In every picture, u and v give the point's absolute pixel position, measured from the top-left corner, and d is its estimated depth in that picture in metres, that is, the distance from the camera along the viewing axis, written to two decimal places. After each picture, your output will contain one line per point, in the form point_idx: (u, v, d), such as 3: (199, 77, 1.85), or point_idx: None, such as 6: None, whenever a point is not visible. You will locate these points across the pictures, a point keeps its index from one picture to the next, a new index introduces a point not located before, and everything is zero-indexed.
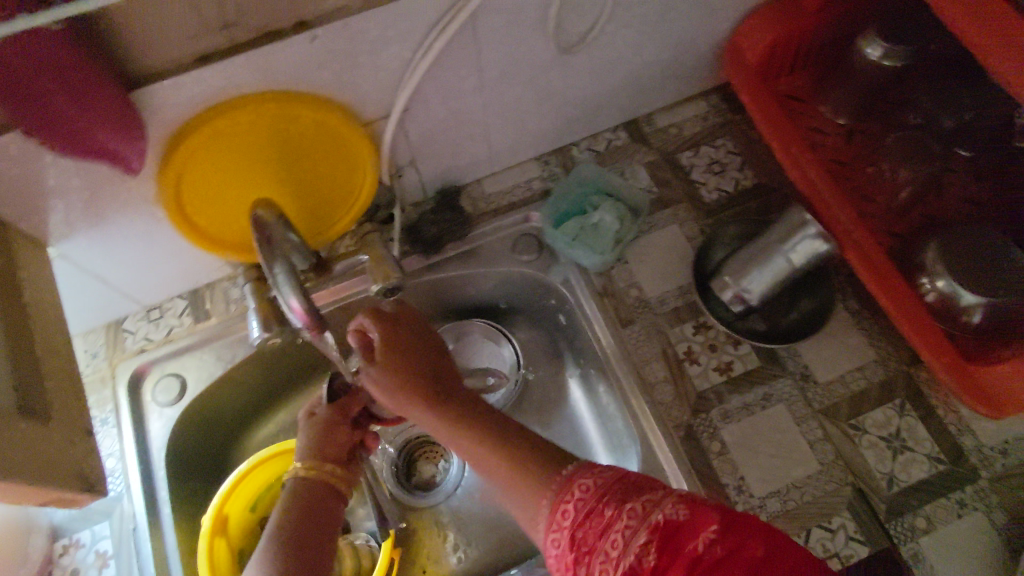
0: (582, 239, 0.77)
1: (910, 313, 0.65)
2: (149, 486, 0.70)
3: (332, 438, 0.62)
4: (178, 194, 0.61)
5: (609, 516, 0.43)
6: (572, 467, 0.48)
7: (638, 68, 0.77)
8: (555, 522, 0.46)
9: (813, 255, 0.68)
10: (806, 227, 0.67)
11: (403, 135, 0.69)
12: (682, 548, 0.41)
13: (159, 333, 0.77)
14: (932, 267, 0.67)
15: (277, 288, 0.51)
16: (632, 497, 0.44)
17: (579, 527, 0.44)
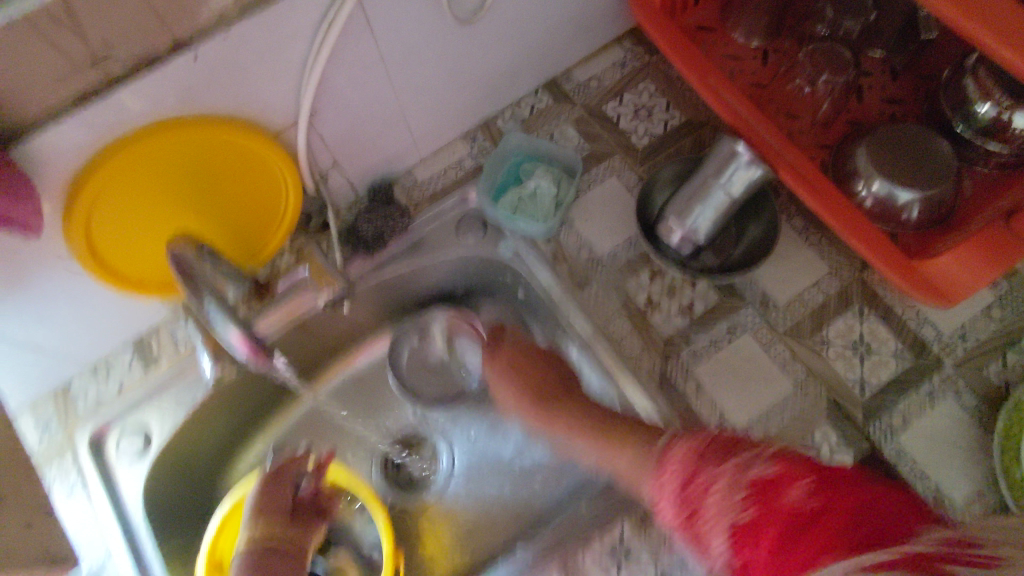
0: (521, 209, 0.76)
1: (853, 221, 0.65)
2: (134, 545, 0.67)
3: (270, 501, 0.60)
4: (92, 245, 0.58)
5: (709, 477, 0.47)
6: (666, 437, 0.52)
7: (545, 25, 0.75)
8: (661, 486, 0.50)
9: (750, 183, 0.68)
10: (737, 156, 0.68)
11: (319, 139, 0.67)
12: (777, 501, 0.44)
13: (111, 389, 0.73)
14: (865, 171, 0.68)
15: (214, 324, 0.51)
16: (730, 456, 0.47)
17: (683, 491, 0.48)
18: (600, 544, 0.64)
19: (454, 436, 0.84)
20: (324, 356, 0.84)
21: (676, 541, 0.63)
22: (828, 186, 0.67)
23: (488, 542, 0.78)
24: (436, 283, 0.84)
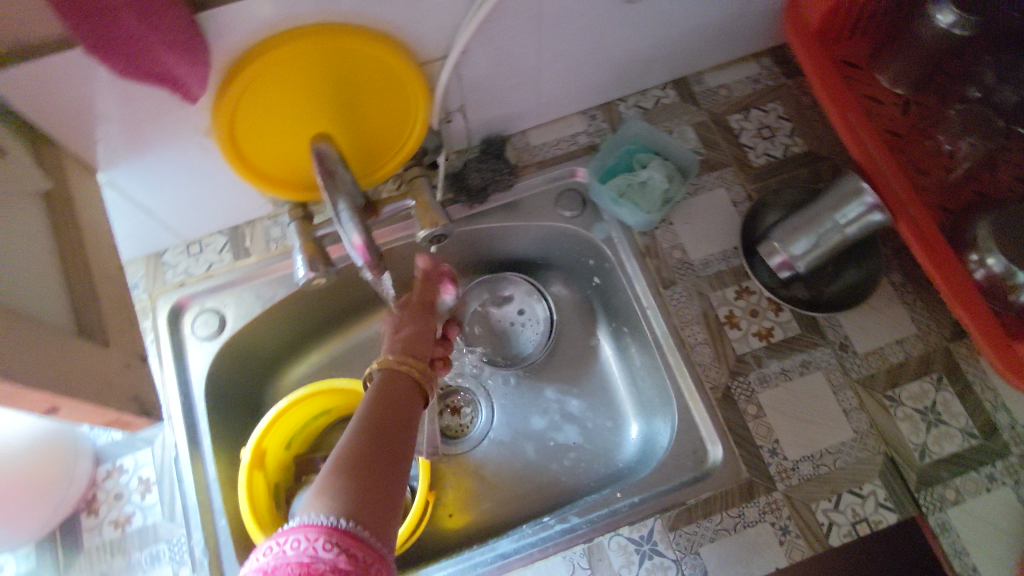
0: (629, 198, 0.75)
1: (960, 287, 0.65)
2: (190, 417, 0.71)
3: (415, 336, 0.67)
4: (233, 130, 0.60)
5: None
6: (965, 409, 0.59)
7: (696, 23, 0.75)
8: None
9: (867, 226, 0.66)
10: (861, 195, 0.66)
11: (456, 80, 0.68)
12: None
13: (199, 268, 0.76)
14: (983, 243, 0.66)
15: (340, 222, 0.50)
16: None
17: None
18: (628, 533, 0.66)
19: (498, 399, 0.86)
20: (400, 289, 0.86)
21: (702, 550, 0.64)
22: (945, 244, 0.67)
23: (510, 507, 0.79)
24: (518, 248, 0.86)
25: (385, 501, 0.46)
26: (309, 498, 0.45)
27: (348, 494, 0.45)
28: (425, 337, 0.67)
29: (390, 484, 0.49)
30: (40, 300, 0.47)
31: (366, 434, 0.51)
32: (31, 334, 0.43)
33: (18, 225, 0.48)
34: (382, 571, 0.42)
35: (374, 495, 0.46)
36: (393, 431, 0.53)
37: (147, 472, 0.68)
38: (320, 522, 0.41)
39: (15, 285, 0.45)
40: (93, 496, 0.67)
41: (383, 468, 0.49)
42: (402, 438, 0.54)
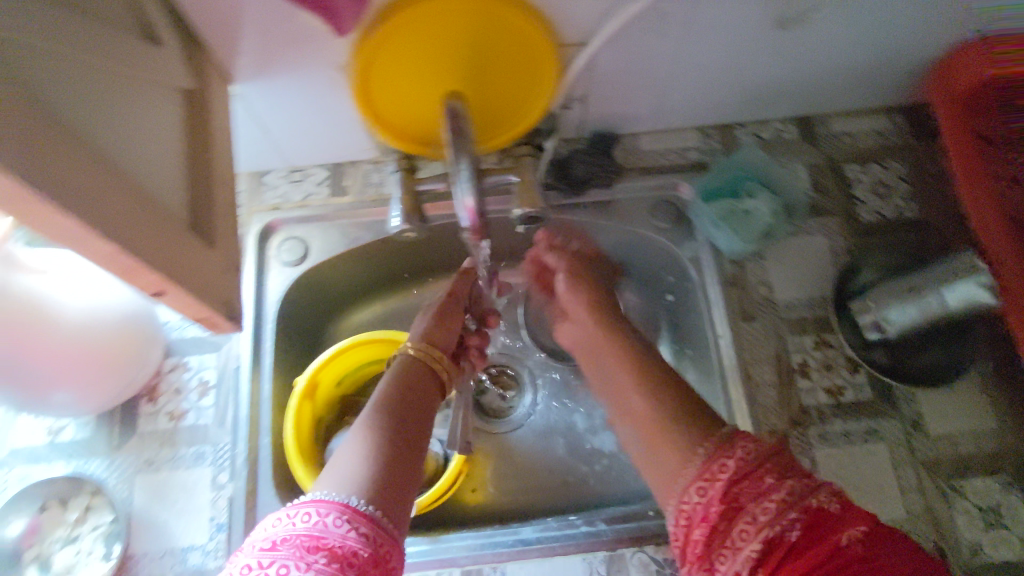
0: (731, 223, 0.74)
1: None
2: (258, 334, 0.73)
3: (444, 322, 0.72)
4: (366, 80, 0.61)
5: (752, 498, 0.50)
6: (727, 430, 0.55)
7: (839, 64, 0.73)
8: (708, 472, 0.53)
9: (972, 303, 0.62)
10: (977, 273, 0.61)
11: (587, 69, 0.68)
12: (826, 537, 0.47)
13: (296, 195, 0.79)
14: None
15: (456, 182, 0.50)
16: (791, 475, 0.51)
17: (734, 484, 0.51)
18: (651, 552, 0.65)
19: (545, 390, 0.85)
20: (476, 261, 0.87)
21: None
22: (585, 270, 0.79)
23: (534, 498, 0.79)
24: (599, 248, 0.85)
25: (400, 487, 0.51)
26: (325, 481, 0.49)
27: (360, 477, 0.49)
28: (450, 329, 0.72)
29: (404, 467, 0.53)
30: (167, 189, 0.49)
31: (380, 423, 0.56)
32: (156, 218, 0.45)
33: (161, 116, 0.51)
34: (393, 551, 0.46)
35: (387, 479, 0.50)
36: (409, 419, 0.58)
37: (208, 375, 0.71)
38: (334, 500, 0.46)
39: (149, 171, 0.47)
40: (155, 385, 0.71)
41: (396, 452, 0.53)
42: (416, 425, 0.58)
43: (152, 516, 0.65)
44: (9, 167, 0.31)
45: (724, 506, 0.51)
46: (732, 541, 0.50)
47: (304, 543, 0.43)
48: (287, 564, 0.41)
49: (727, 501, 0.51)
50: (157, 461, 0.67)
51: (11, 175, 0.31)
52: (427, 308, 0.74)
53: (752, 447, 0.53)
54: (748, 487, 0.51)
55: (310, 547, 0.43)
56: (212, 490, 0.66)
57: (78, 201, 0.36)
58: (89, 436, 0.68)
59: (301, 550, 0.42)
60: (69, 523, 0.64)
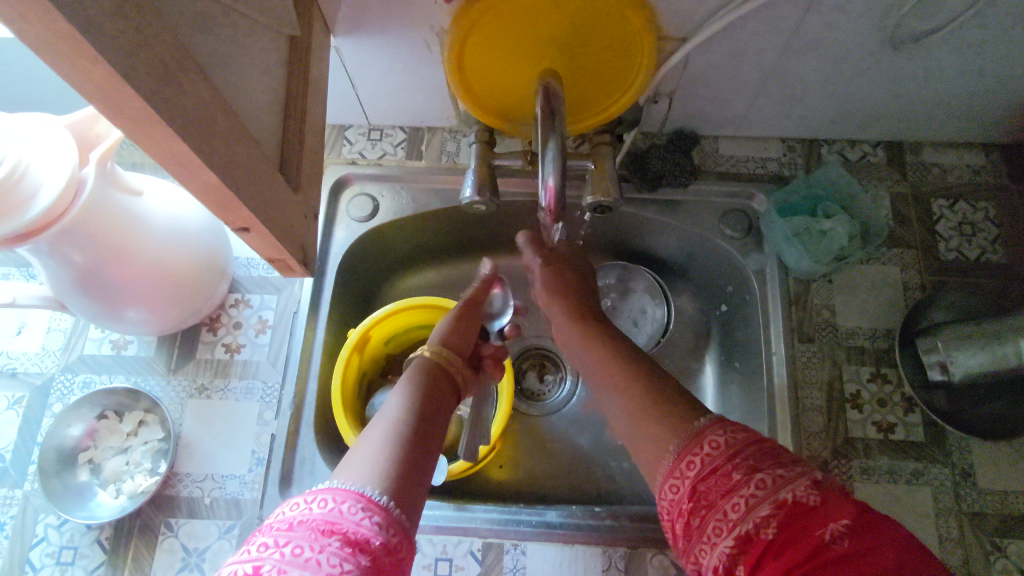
0: (804, 240, 0.71)
1: None
2: (319, 283, 0.75)
3: (458, 330, 0.70)
4: (461, 49, 0.61)
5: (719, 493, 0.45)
6: (706, 421, 0.49)
7: (943, 92, 0.70)
8: (678, 470, 0.48)
9: None
10: None
11: (682, 66, 0.67)
12: (808, 531, 0.41)
13: (373, 153, 0.80)
14: None
15: (542, 160, 0.50)
16: (764, 467, 0.45)
17: (702, 480, 0.46)
18: (672, 556, 0.65)
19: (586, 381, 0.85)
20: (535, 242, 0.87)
21: None
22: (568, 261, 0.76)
23: (559, 484, 0.79)
24: (661, 247, 0.84)
25: (415, 484, 0.48)
26: (341, 471, 0.48)
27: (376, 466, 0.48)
28: (464, 335, 0.70)
29: (421, 463, 0.51)
30: (264, 129, 0.50)
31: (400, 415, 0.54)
32: (254, 156, 0.46)
33: (268, 57, 0.52)
34: (405, 547, 0.44)
35: (402, 472, 0.48)
36: (427, 419, 0.55)
37: (268, 315, 0.74)
38: (350, 489, 0.45)
39: (251, 108, 0.48)
40: (217, 317, 0.73)
41: (417, 447, 0.52)
42: (436, 422, 0.56)
43: (198, 440, 0.68)
44: (136, 84, 0.32)
45: (698, 503, 0.46)
46: (709, 541, 0.44)
47: (318, 526, 0.41)
48: (302, 545, 0.40)
49: (698, 502, 0.46)
50: (210, 389, 0.70)
51: (139, 91, 0.32)
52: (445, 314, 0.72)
53: (721, 439, 0.47)
54: (717, 483, 0.45)
55: (324, 530, 0.41)
56: (257, 426, 0.69)
57: (191, 127, 0.37)
58: (151, 355, 0.71)
59: (316, 532, 0.41)
60: (124, 434, 0.68)
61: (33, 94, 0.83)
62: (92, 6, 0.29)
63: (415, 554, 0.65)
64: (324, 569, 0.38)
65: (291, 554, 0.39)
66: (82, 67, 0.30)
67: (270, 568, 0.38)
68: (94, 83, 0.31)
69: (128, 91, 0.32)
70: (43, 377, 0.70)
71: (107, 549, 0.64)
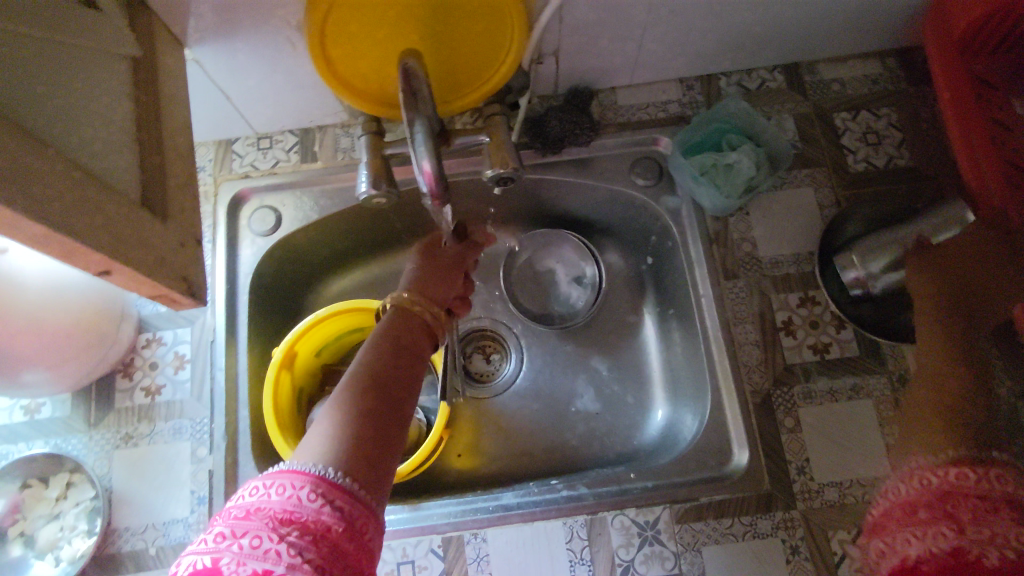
0: (712, 177, 0.70)
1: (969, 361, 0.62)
2: (231, 306, 0.72)
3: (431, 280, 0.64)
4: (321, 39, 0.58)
5: (986, 520, 0.45)
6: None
7: (825, 6, 0.69)
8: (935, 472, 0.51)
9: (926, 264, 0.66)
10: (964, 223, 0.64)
11: (558, 22, 0.65)
12: None
13: (265, 163, 0.76)
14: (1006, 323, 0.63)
15: (412, 143, 0.48)
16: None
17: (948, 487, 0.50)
18: (633, 515, 0.64)
19: (529, 353, 0.84)
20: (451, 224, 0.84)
21: (703, 549, 0.63)
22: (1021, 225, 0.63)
23: (517, 462, 0.78)
24: (578, 207, 0.82)
25: (381, 453, 0.44)
26: (302, 446, 0.43)
27: (337, 440, 0.43)
28: (438, 285, 0.64)
29: (389, 430, 0.46)
30: (111, 160, 0.47)
31: (369, 372, 0.49)
32: (99, 195, 0.43)
33: (103, 83, 0.48)
34: (371, 525, 0.40)
35: (367, 443, 0.44)
36: (397, 377, 0.50)
37: (184, 349, 0.71)
38: (308, 470, 0.40)
39: (90, 141, 0.45)
40: (131, 361, 0.70)
41: (384, 413, 0.47)
42: (407, 382, 0.51)
43: (132, 491, 0.65)
44: None
45: (936, 503, 0.49)
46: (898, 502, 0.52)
47: (276, 516, 0.38)
48: (261, 535, 0.36)
49: (941, 508, 0.48)
50: (135, 436, 0.67)
51: None
52: (411, 264, 0.67)
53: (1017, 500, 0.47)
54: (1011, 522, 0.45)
55: (284, 519, 0.37)
56: (192, 464, 0.66)
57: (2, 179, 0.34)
58: (67, 414, 0.68)
59: (275, 522, 0.37)
60: (52, 500, 0.64)
61: None
62: None
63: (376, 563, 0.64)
64: (284, 561, 0.35)
65: (250, 546, 0.36)
66: None
67: (230, 561, 0.35)
68: None
69: None
70: None
71: None
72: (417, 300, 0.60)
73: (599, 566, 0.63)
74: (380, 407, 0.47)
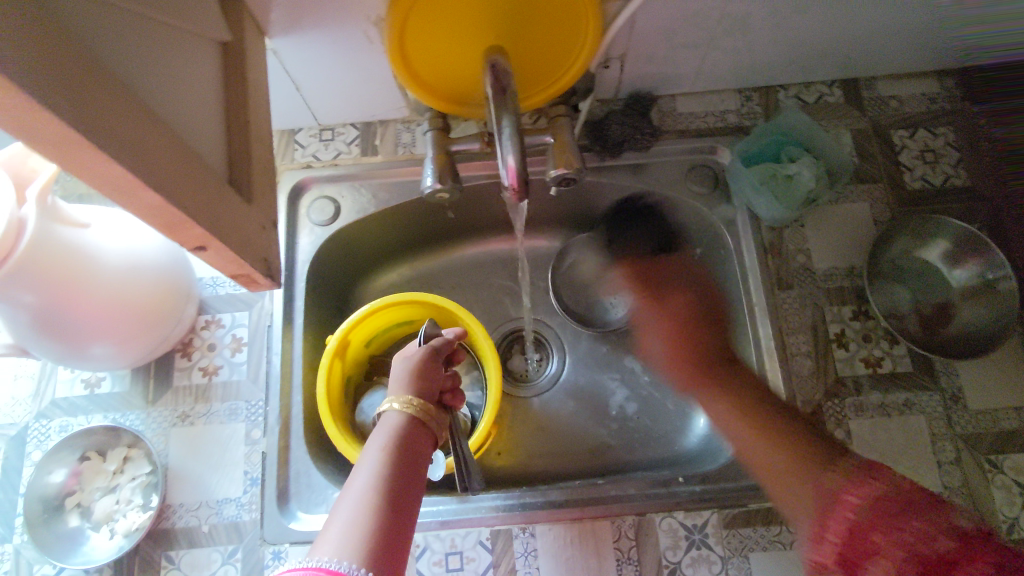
0: (771, 187, 0.71)
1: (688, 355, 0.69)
2: (290, 292, 0.73)
3: (421, 377, 0.57)
4: (402, 34, 0.59)
5: (880, 538, 0.46)
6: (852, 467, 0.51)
7: (892, 23, 0.69)
8: (823, 535, 0.49)
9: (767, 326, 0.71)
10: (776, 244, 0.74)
11: (629, 28, 0.66)
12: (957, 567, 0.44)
13: (327, 154, 0.78)
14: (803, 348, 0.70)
15: (499, 138, 0.50)
16: (913, 513, 0.47)
17: (845, 540, 0.48)
18: (681, 518, 0.65)
19: (573, 354, 0.84)
20: (503, 223, 0.85)
21: (750, 555, 0.63)
22: (726, 302, 0.74)
23: (559, 461, 0.78)
24: None
25: (399, 541, 0.43)
26: (321, 539, 0.42)
27: (355, 531, 0.42)
28: (429, 379, 0.57)
29: (407, 509, 0.45)
30: (207, 140, 0.48)
31: (383, 456, 0.48)
32: (201, 172, 0.44)
33: (199, 66, 0.50)
34: None
35: (386, 532, 0.43)
36: (410, 460, 0.48)
37: (242, 332, 0.72)
38: (324, 566, 0.39)
39: (190, 120, 0.46)
40: (190, 341, 0.71)
41: (401, 494, 0.46)
42: (421, 461, 0.50)
43: (188, 469, 0.66)
44: (66, 115, 0.30)
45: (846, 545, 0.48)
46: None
47: None
48: None
49: (851, 557, 0.47)
50: (192, 415, 0.68)
51: (71, 127, 0.30)
52: (399, 360, 0.60)
53: (868, 491, 0.49)
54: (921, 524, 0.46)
55: None
56: (246, 446, 0.67)
57: (130, 152, 0.35)
58: (127, 390, 0.69)
59: None
60: (109, 473, 0.66)
61: None
62: (11, 38, 0.27)
63: (424, 553, 0.64)
64: None
65: None
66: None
67: None
68: (5, 113, 0.28)
69: (50, 119, 0.29)
70: (16, 427, 0.67)
71: None
72: (414, 396, 0.54)
73: (646, 567, 0.63)
74: (397, 491, 0.45)
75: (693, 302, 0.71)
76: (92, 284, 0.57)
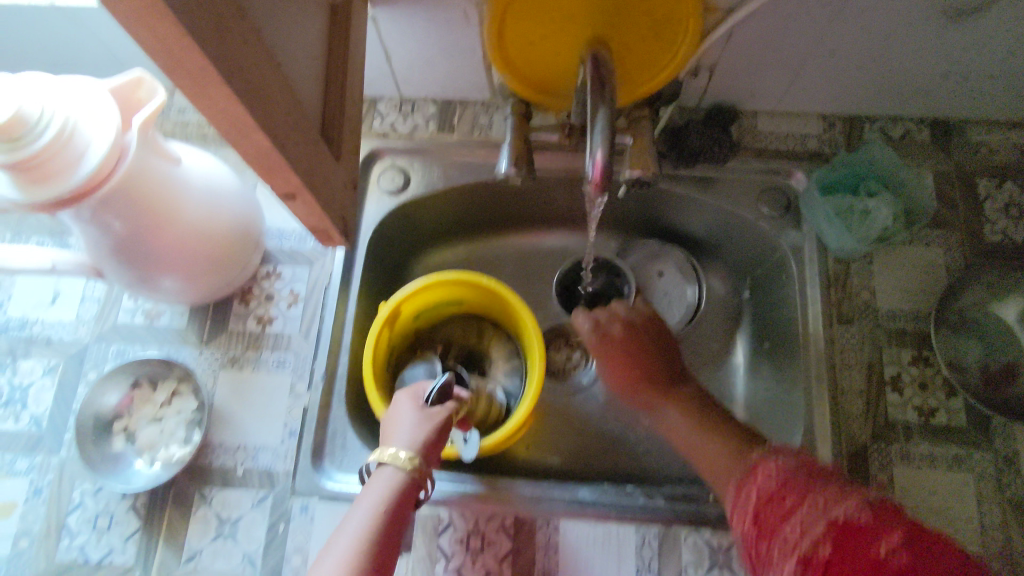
0: (845, 219, 0.70)
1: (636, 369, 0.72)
2: (350, 254, 0.74)
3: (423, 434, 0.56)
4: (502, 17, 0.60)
5: (785, 510, 0.49)
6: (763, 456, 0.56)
7: (997, 68, 0.68)
8: (742, 503, 0.53)
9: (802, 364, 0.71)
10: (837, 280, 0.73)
11: (726, 40, 0.65)
12: (859, 545, 0.44)
13: (404, 126, 0.79)
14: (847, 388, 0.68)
15: (590, 130, 0.50)
16: (815, 492, 0.49)
17: (764, 511, 0.51)
18: (708, 537, 0.64)
19: None
20: (565, 218, 0.85)
21: None
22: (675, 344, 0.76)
23: (588, 462, 0.78)
24: (692, 224, 0.82)
25: None
26: None
27: None
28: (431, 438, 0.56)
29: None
30: (309, 94, 0.49)
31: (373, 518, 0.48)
32: (302, 123, 0.45)
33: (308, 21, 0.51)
34: None
35: None
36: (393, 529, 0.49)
37: (299, 288, 0.73)
38: None
39: (297, 71, 0.47)
40: (249, 288, 0.73)
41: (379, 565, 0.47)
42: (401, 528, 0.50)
43: (231, 411, 0.68)
44: (206, 45, 0.31)
45: (766, 522, 0.50)
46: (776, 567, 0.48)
47: None
48: None
49: (765, 527, 0.50)
50: (242, 360, 0.70)
51: (207, 56, 0.32)
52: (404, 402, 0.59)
53: (785, 467, 0.53)
54: (829, 493, 0.49)
55: None
56: (290, 398, 0.69)
57: (251, 91, 0.37)
58: (183, 327, 0.71)
59: None
60: (157, 403, 0.68)
61: (57, 68, 0.80)
62: None
63: (447, 530, 0.65)
64: None
65: None
66: (151, 25, 0.29)
67: None
68: (151, 34, 0.30)
69: (189, 45, 0.31)
70: (78, 345, 0.70)
71: (142, 517, 0.64)
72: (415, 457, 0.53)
73: None
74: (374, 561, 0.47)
75: (639, 332, 0.74)
76: (174, 219, 0.59)
